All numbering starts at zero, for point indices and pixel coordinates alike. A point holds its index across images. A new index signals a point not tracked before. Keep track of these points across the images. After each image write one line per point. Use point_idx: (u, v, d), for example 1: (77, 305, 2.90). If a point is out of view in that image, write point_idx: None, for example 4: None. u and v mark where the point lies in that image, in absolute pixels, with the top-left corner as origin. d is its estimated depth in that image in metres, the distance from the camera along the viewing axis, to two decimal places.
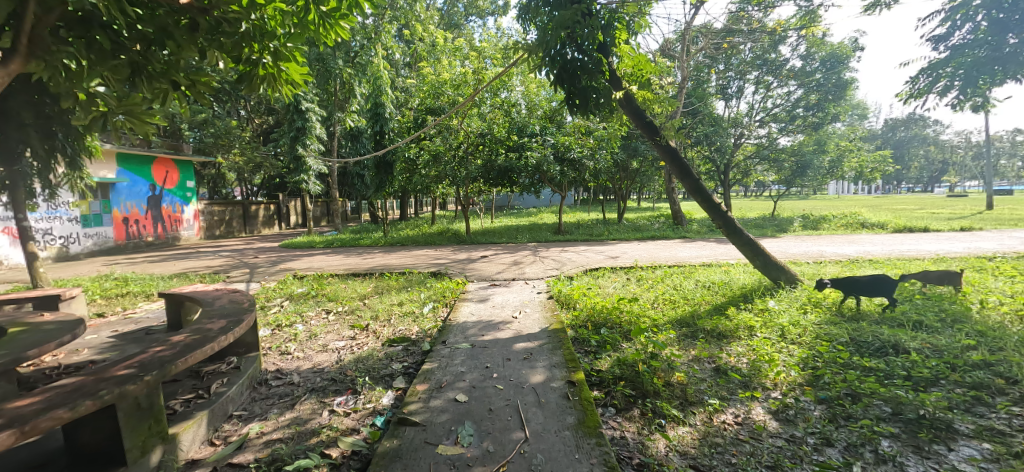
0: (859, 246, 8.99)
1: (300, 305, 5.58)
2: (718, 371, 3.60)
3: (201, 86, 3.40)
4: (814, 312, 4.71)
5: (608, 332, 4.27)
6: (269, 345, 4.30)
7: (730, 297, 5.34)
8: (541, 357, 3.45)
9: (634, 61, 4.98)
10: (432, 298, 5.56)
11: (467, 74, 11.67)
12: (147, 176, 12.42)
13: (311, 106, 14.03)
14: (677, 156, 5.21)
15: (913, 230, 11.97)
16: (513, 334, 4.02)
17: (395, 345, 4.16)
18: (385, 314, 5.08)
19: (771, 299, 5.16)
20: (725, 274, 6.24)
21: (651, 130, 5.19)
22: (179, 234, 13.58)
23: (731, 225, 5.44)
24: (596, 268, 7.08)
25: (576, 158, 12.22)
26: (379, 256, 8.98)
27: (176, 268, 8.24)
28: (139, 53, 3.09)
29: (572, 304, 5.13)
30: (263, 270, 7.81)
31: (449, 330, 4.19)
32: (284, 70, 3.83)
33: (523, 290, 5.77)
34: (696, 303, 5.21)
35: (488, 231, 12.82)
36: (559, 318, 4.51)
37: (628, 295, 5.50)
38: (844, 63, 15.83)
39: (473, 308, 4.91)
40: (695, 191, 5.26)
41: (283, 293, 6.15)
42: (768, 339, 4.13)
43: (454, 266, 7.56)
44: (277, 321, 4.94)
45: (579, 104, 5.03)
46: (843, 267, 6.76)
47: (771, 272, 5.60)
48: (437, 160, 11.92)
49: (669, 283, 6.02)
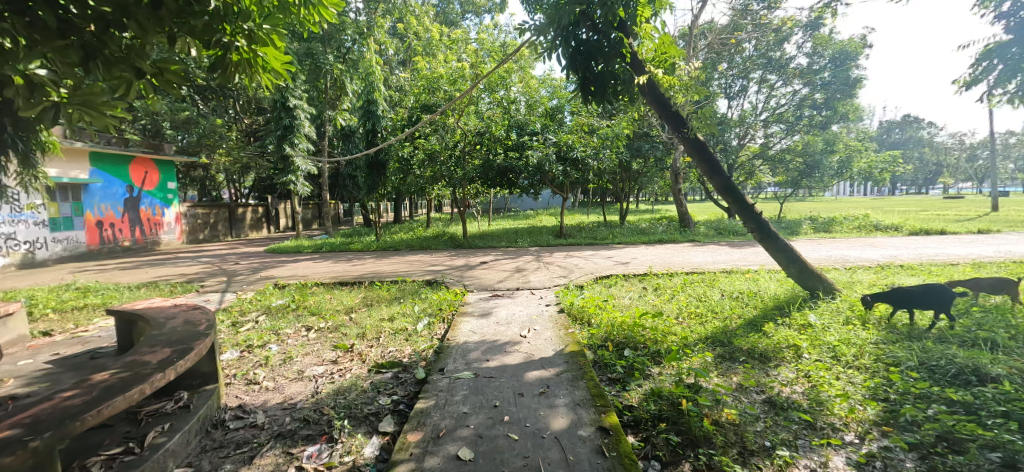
0: (883, 250, 8.45)
1: (277, 321, 4.91)
2: (772, 406, 2.99)
3: (172, 76, 2.62)
4: (864, 329, 4.13)
5: (633, 355, 3.66)
6: (234, 372, 3.65)
7: (763, 310, 4.74)
8: (561, 392, 2.82)
9: (655, 46, 4.42)
10: (428, 312, 4.91)
11: (464, 69, 11.06)
12: (123, 176, 11.70)
13: (300, 102, 13.37)
14: (706, 151, 4.60)
15: (930, 232, 11.44)
16: (523, 359, 3.38)
17: (385, 372, 3.53)
18: (374, 331, 4.44)
19: (809, 312, 4.57)
20: (752, 283, 5.64)
21: (676, 122, 4.57)
22: (159, 238, 12.83)
23: (765, 229, 4.82)
24: (608, 275, 6.46)
25: (579, 157, 11.60)
26: (370, 262, 8.31)
27: (147, 277, 7.56)
28: (94, 35, 2.31)
29: (588, 319, 4.49)
30: (242, 278, 7.15)
31: (448, 354, 3.55)
32: (263, 56, 3.09)
33: (530, 301, 5.15)
34: (726, 317, 4.62)
35: (486, 235, 12.17)
36: (574, 337, 3.91)
37: (648, 308, 4.90)
38: (853, 60, 15.42)
39: (475, 325, 4.27)
40: (724, 191, 4.67)
41: (259, 306, 5.48)
42: (822, 363, 3.55)
43: (452, 273, 6.93)
44: (247, 341, 4.27)
45: (593, 91, 4.37)
46: (877, 275, 6.20)
47: (807, 281, 5.00)
48: (433, 160, 11.30)
49: (692, 293, 5.41)
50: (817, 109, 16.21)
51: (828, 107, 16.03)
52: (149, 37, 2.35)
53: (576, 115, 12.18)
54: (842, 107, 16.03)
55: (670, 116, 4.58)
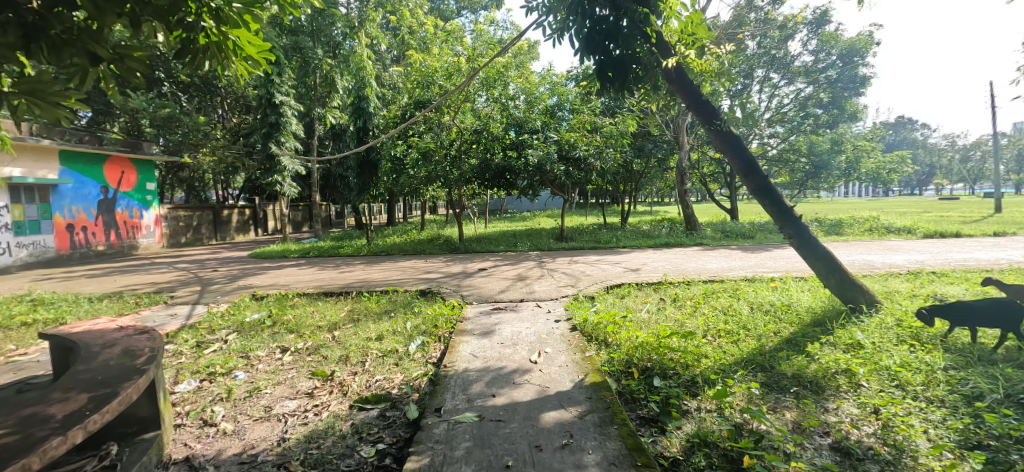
0: (905, 254, 7.96)
1: (248, 340, 4.28)
2: (845, 456, 2.45)
3: (134, 63, 2.34)
4: (925, 350, 3.59)
5: (666, 385, 3.09)
6: (187, 410, 3.04)
7: (802, 327, 4.18)
8: (590, 444, 2.25)
9: (679, 27, 3.84)
10: (422, 330, 4.31)
11: (460, 62, 10.42)
12: (97, 177, 11.02)
13: (287, 99, 12.69)
14: (740, 146, 4.04)
15: (945, 234, 11.01)
16: (536, 394, 2.81)
17: (370, 408, 2.94)
18: (359, 355, 3.83)
19: (854, 328, 4.03)
20: (781, 293, 5.08)
21: (707, 113, 4.01)
22: (137, 242, 12.12)
23: (804, 235, 4.26)
24: (619, 284, 5.90)
25: (582, 156, 11.10)
26: (359, 269, 7.70)
27: (113, 286, 6.90)
28: (38, 14, 1.99)
29: (605, 339, 3.91)
30: (217, 288, 6.51)
31: (445, 388, 2.97)
32: (236, 40, 2.82)
33: (537, 316, 4.57)
34: (761, 335, 4.06)
35: (484, 237, 11.65)
36: (594, 362, 3.33)
37: (671, 324, 4.33)
38: (861, 58, 15.00)
39: (476, 347, 3.68)
40: (760, 193, 4.13)
41: (231, 322, 4.86)
42: (888, 396, 3.01)
43: (448, 282, 6.36)
44: (209, 368, 3.65)
45: (613, 78, 3.84)
46: (913, 283, 5.66)
47: (848, 293, 4.42)
48: (427, 160, 10.69)
49: (716, 305, 4.85)
50: (825, 106, 15.77)
51: (835, 106, 15.73)
52: (107, 21, 1.99)
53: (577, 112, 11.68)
54: (851, 105, 15.63)
55: (699, 106, 4.02)
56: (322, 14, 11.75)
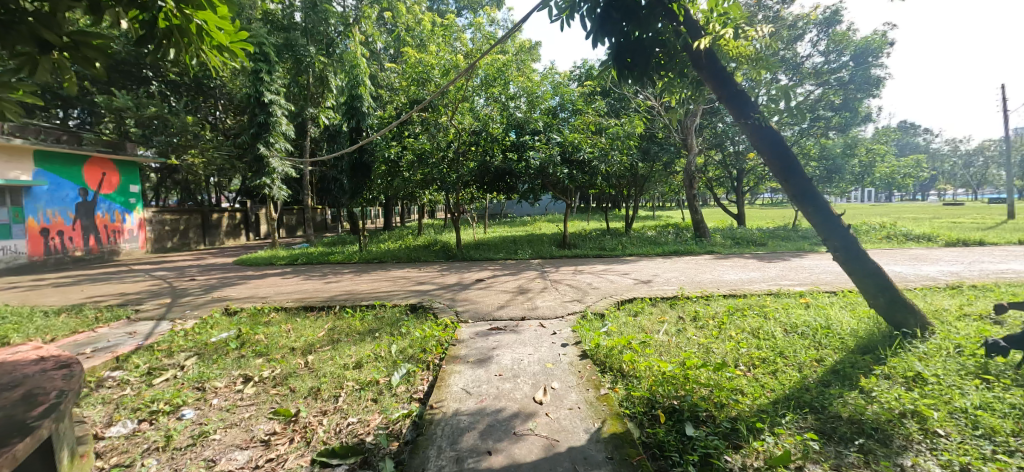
0: (936, 264, 7.37)
1: (207, 367, 3.71)
2: None
3: (92, 52, 2.11)
4: (1004, 386, 3.03)
5: (701, 435, 2.53)
6: (112, 465, 2.47)
7: (849, 356, 3.60)
8: None
9: (708, 6, 3.33)
10: (408, 355, 3.73)
11: (458, 59, 9.95)
12: (76, 179, 10.46)
13: (276, 98, 12.06)
14: (781, 144, 3.48)
15: (967, 242, 10.43)
16: (543, 452, 2.24)
17: (335, 466, 2.37)
18: (332, 388, 3.26)
19: (911, 357, 3.46)
20: (816, 312, 4.51)
21: (744, 105, 3.45)
22: (118, 247, 11.55)
23: (852, 247, 3.67)
24: (631, 299, 5.33)
25: (586, 159, 10.46)
26: (347, 279, 7.12)
27: (77, 297, 6.32)
28: None
29: (621, 369, 3.35)
30: (189, 300, 5.93)
31: (430, 439, 2.40)
32: (202, 23, 2.58)
33: (541, 338, 3.98)
34: (802, 365, 3.50)
35: (482, 244, 11.06)
36: (612, 404, 2.75)
37: (695, 350, 3.76)
38: (876, 58, 14.03)
39: (470, 380, 3.11)
40: (800, 200, 3.60)
41: (195, 342, 4.29)
42: (976, 451, 2.45)
43: (443, 295, 5.78)
44: (152, 405, 3.07)
45: (632, 64, 3.27)
46: (958, 299, 5.10)
47: (896, 315, 3.84)
48: (423, 161, 10.18)
49: (743, 327, 4.27)
50: (836, 110, 14.56)
51: (847, 109, 14.51)
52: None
53: (580, 113, 11.08)
54: (864, 107, 14.54)
55: (733, 97, 3.45)
56: (315, 9, 11.46)
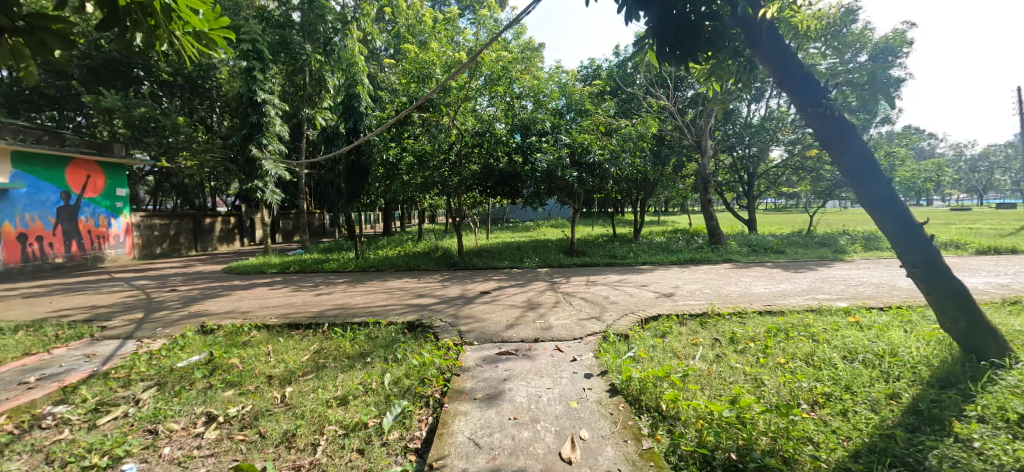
0: (980, 275, 6.78)
1: (166, 402, 3.13)
2: None
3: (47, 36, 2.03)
4: None
5: None
6: None
7: (932, 391, 3.01)
8: None
9: None
10: (403, 389, 3.14)
11: (461, 57, 9.49)
12: (57, 181, 9.92)
13: (270, 97, 11.48)
14: (855, 139, 2.96)
15: (1000, 250, 9.82)
16: None
17: None
18: (310, 433, 2.67)
19: (1013, 394, 2.86)
20: (875, 335, 3.90)
21: (812, 92, 2.96)
22: (102, 253, 10.98)
23: (934, 261, 3.11)
24: (655, 316, 4.74)
25: (596, 161, 9.89)
26: (339, 291, 6.53)
27: (43, 311, 5.75)
28: None
29: (662, 410, 2.75)
30: (164, 315, 5.37)
31: None
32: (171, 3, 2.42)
33: (559, 367, 3.40)
34: (876, 403, 2.93)
35: (485, 250, 10.49)
36: (660, 463, 2.17)
37: (744, 383, 3.17)
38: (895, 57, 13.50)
39: (478, 426, 2.53)
40: (874, 205, 3.08)
41: (159, 368, 3.72)
42: None
43: (444, 310, 5.20)
44: (87, 457, 2.51)
45: (677, 42, 2.78)
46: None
47: (976, 342, 3.25)
48: (423, 164, 9.65)
49: (793, 352, 3.68)
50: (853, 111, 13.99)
51: None
52: None
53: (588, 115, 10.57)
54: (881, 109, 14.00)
55: (798, 82, 2.98)
56: (313, 5, 11.08)
